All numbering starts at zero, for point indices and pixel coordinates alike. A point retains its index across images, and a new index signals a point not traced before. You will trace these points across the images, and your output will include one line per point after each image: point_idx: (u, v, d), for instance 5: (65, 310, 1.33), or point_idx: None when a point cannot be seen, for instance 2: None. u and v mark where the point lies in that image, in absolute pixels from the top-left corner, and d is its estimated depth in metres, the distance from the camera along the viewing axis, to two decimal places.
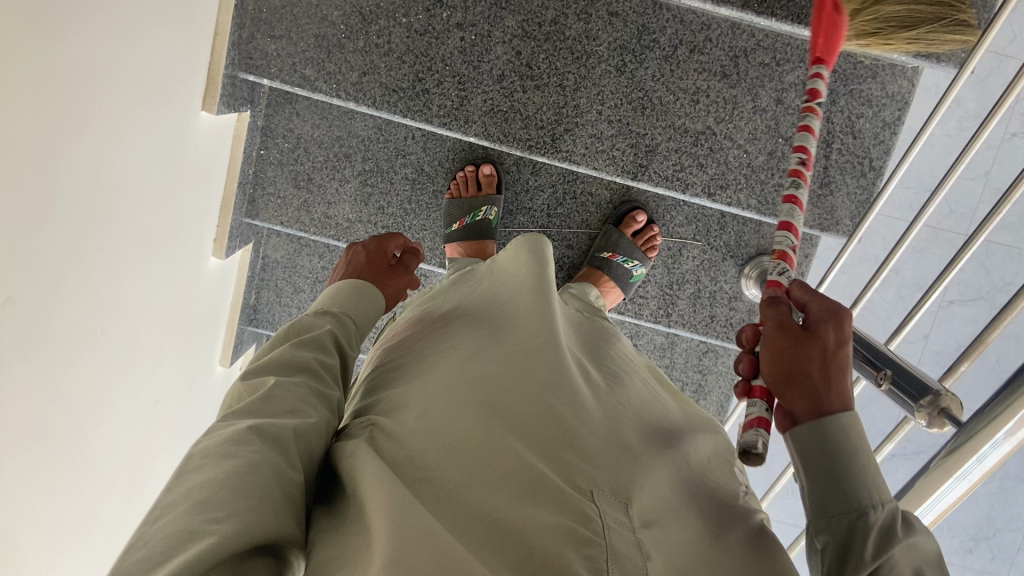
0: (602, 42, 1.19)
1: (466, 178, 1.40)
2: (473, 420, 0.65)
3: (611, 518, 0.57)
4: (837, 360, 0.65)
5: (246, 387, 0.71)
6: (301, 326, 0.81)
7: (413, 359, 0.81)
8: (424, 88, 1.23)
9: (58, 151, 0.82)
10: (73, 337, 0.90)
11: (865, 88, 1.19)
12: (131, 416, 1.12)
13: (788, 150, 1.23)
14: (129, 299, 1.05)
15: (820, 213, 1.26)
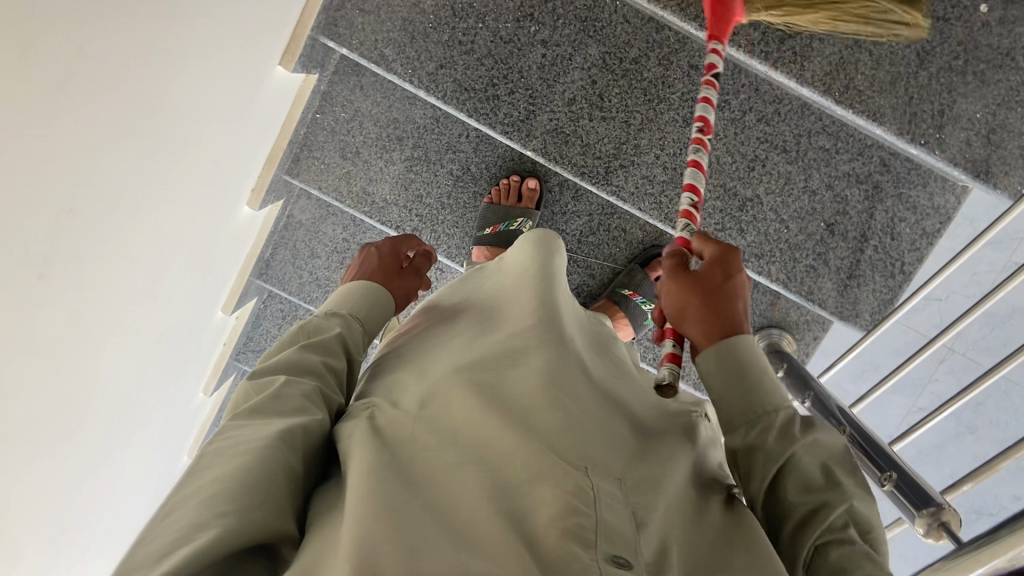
0: (676, 90, 1.21)
1: (509, 187, 1.42)
2: (469, 402, 0.63)
3: (604, 492, 0.56)
4: (738, 286, 0.75)
5: (254, 387, 0.71)
6: (309, 328, 0.80)
7: (428, 345, 0.79)
8: (495, 94, 1.24)
9: (141, 80, 0.83)
10: (108, 261, 0.91)
11: (913, 194, 1.22)
12: (131, 343, 1.12)
13: (828, 236, 1.26)
14: (162, 232, 1.05)
15: (843, 302, 1.29)
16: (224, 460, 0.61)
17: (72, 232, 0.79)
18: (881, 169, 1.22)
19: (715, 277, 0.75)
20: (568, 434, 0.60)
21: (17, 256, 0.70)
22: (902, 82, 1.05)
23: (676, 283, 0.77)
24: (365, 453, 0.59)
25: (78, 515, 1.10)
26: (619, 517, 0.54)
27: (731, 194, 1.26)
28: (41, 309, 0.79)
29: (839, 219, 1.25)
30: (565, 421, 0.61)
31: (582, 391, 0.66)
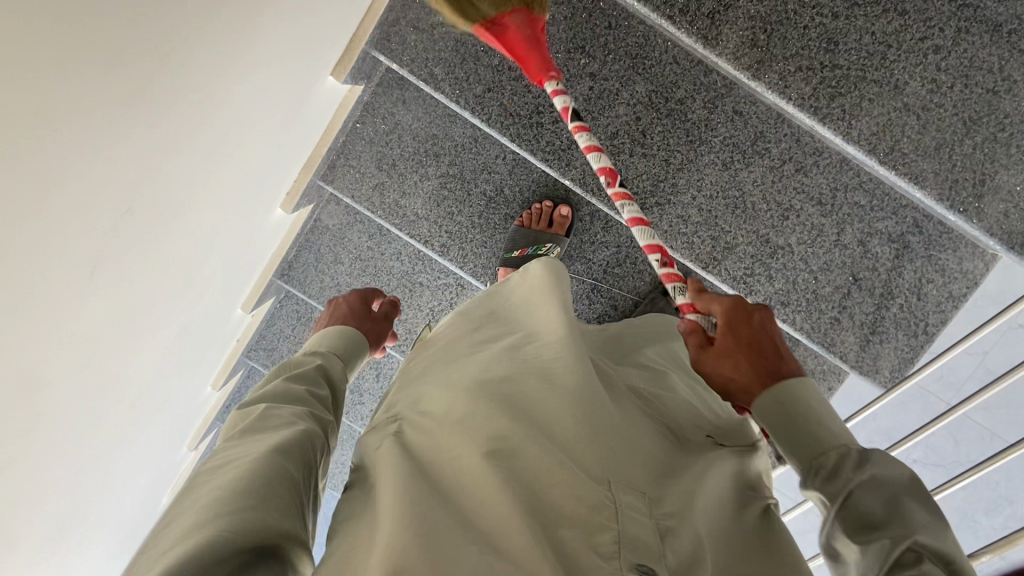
0: (718, 134, 1.22)
1: (541, 212, 1.42)
2: (498, 407, 0.62)
3: (628, 511, 0.56)
4: (761, 328, 0.75)
5: (240, 414, 0.75)
6: (292, 364, 0.87)
7: (453, 350, 0.78)
8: (539, 121, 1.25)
9: (201, 86, 0.84)
10: (148, 260, 0.91)
11: (942, 257, 1.22)
12: (155, 338, 1.13)
13: (857, 291, 1.27)
14: (199, 233, 1.06)
15: (864, 357, 1.30)
16: (225, 461, 0.62)
17: (126, 228, 0.80)
18: (913, 230, 1.22)
19: (732, 333, 0.75)
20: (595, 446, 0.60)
21: (77, 249, 0.71)
22: (947, 148, 1.06)
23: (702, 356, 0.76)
24: (391, 460, 0.59)
25: (85, 504, 1.09)
26: (644, 534, 0.54)
27: (763, 240, 1.27)
28: (88, 302, 0.80)
29: (868, 274, 1.26)
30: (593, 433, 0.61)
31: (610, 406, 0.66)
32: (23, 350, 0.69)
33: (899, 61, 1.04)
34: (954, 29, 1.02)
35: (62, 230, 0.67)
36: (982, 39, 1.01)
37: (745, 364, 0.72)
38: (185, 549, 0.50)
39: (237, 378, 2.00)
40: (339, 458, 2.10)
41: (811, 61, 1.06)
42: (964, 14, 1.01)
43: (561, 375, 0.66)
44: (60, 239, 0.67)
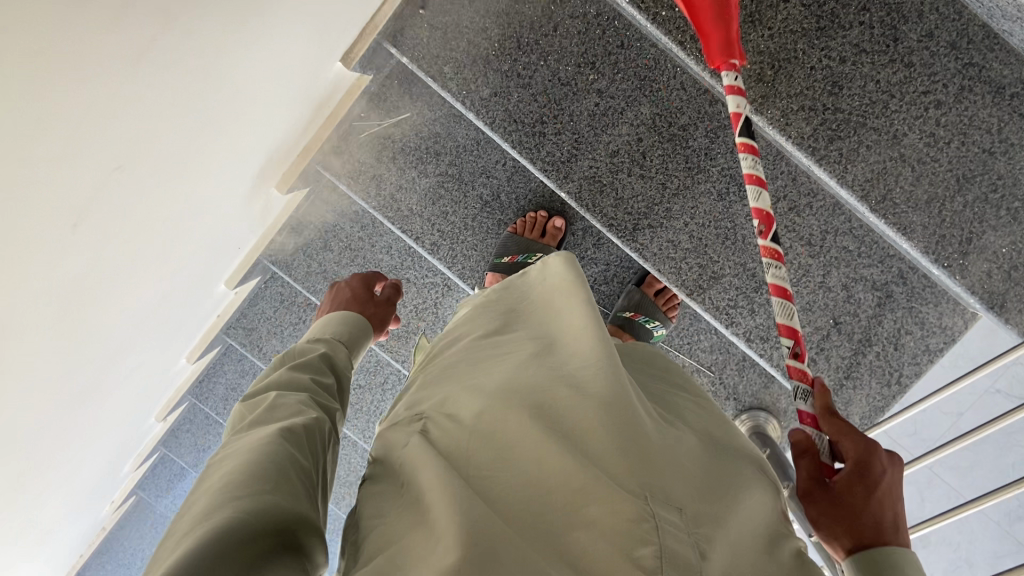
0: (717, 164, 1.23)
1: (535, 221, 1.44)
2: (530, 420, 0.64)
3: (666, 519, 0.57)
4: (883, 500, 0.70)
5: (247, 405, 0.74)
6: (292, 356, 0.87)
7: (482, 349, 0.80)
8: (542, 131, 1.26)
9: (206, 47, 0.85)
10: (134, 216, 0.92)
11: (924, 311, 1.25)
12: (133, 298, 1.13)
13: (835, 333, 1.28)
14: (188, 198, 1.06)
15: (836, 402, 1.32)
16: (229, 452, 0.63)
17: (115, 182, 0.81)
18: (897, 280, 1.24)
19: (852, 494, 0.71)
20: (628, 455, 0.61)
21: (67, 196, 0.72)
22: (937, 203, 1.08)
23: (808, 493, 0.73)
24: (427, 460, 0.61)
25: (42, 459, 1.08)
26: (684, 546, 0.56)
27: (749, 275, 1.27)
28: (69, 253, 0.80)
29: (849, 319, 1.27)
30: (623, 438, 0.62)
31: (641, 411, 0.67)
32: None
33: (900, 112, 1.06)
34: (957, 86, 1.04)
35: (55, 173, 0.68)
36: (983, 100, 1.03)
37: (849, 533, 0.69)
38: (207, 529, 0.50)
39: (212, 354, 1.99)
40: None
41: (814, 102, 1.07)
42: (968, 73, 1.03)
43: (591, 389, 0.67)
44: (52, 182, 0.68)
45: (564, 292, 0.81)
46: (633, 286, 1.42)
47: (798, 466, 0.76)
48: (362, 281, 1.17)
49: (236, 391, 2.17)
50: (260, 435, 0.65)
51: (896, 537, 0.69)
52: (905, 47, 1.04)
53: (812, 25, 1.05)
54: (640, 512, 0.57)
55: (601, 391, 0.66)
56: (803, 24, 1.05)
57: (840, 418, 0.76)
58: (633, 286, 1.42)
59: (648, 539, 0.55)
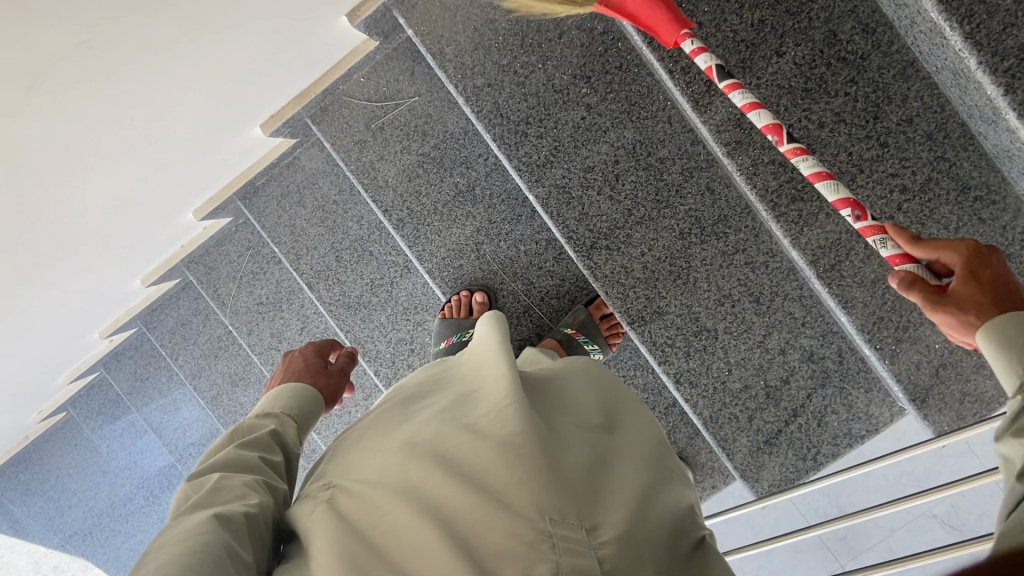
0: (686, 203, 1.25)
1: (459, 302, 1.45)
2: (432, 469, 0.66)
3: (564, 534, 0.60)
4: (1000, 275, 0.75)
5: (192, 486, 0.70)
6: (243, 430, 0.81)
7: (406, 405, 0.82)
8: (525, 130, 1.28)
9: None
10: (101, 101, 0.93)
11: (853, 394, 1.26)
12: (88, 192, 1.13)
13: (764, 395, 1.29)
14: (162, 105, 1.08)
15: (749, 463, 1.31)
16: (162, 542, 0.61)
17: (72, 57, 0.81)
18: (835, 358, 1.26)
19: (976, 282, 0.75)
20: (530, 475, 0.64)
21: (16, 54, 0.73)
22: (883, 284, 1.09)
23: (933, 305, 0.78)
24: (331, 528, 0.64)
25: None
26: (582, 559, 0.58)
27: (693, 318, 1.28)
28: (12, 118, 0.80)
29: (779, 385, 1.28)
30: (516, 464, 0.65)
31: (549, 442, 0.69)
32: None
33: (865, 189, 1.08)
34: (925, 176, 1.05)
35: (9, 23, 0.69)
36: (947, 195, 1.05)
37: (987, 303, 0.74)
38: None
39: (168, 283, 1.99)
40: (240, 398, 2.11)
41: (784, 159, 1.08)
42: (938, 165, 1.05)
43: (493, 433, 0.69)
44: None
45: (489, 360, 0.84)
46: (581, 305, 1.42)
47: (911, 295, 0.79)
48: (315, 351, 1.06)
49: (184, 328, 2.16)
50: (204, 522, 0.63)
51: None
52: (883, 126, 1.06)
53: (800, 84, 1.07)
54: (535, 535, 0.59)
55: (500, 435, 0.68)
56: (791, 81, 1.07)
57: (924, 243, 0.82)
58: (581, 306, 1.43)
59: (545, 557, 0.58)
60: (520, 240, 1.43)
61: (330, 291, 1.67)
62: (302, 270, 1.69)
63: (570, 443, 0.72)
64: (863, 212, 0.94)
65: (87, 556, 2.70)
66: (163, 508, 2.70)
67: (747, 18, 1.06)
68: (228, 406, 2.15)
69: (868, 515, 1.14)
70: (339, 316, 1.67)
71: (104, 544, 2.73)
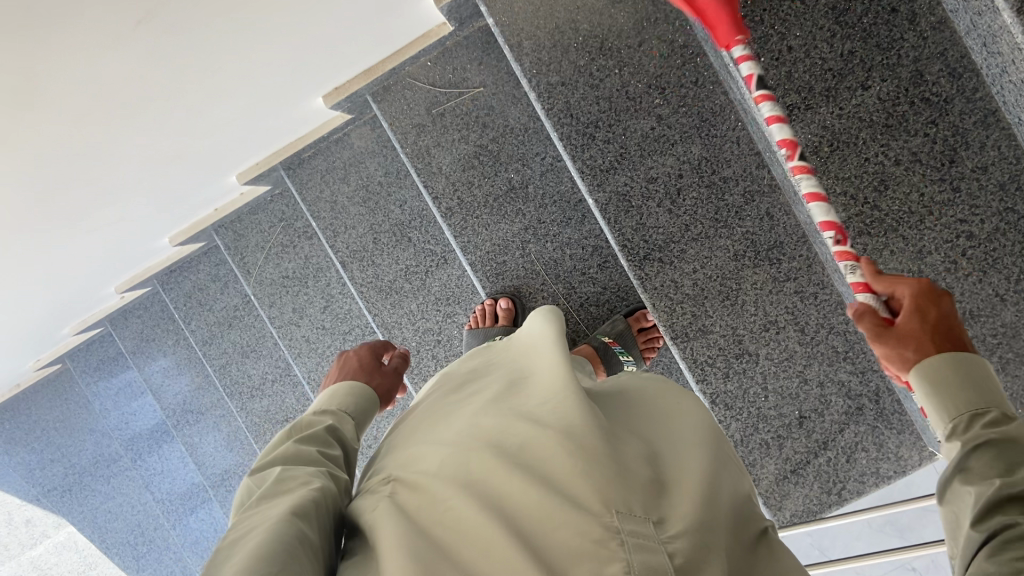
0: (743, 225, 1.25)
1: (485, 311, 1.49)
2: (492, 455, 0.62)
3: (633, 532, 0.55)
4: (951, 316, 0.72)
5: (259, 483, 0.68)
6: (301, 427, 0.79)
7: (459, 395, 0.78)
8: (592, 134, 1.28)
9: None
10: (194, 41, 0.93)
11: (885, 434, 1.26)
12: (152, 136, 1.12)
13: (797, 425, 1.30)
14: (242, 57, 1.07)
15: (773, 491, 1.32)
16: (234, 539, 0.58)
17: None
18: (871, 397, 1.26)
19: (919, 317, 0.72)
20: (594, 467, 0.59)
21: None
22: None
23: (877, 335, 0.73)
24: (387, 511, 0.59)
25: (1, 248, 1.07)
26: (653, 557, 0.54)
27: (735, 340, 1.28)
28: (114, 48, 0.81)
29: (812, 415, 1.29)
30: (579, 457, 0.60)
31: (611, 439, 0.64)
32: (26, 40, 0.70)
33: (931, 231, 1.09)
34: (992, 226, 1.05)
35: None
36: (1012, 247, 1.05)
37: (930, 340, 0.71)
38: None
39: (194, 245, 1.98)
40: (249, 369, 2.09)
41: (856, 192, 1.11)
42: (1007, 217, 1.04)
43: (555, 421, 0.64)
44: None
45: (543, 347, 0.80)
46: (620, 316, 1.41)
47: (858, 325, 0.75)
48: (370, 350, 1.03)
49: (201, 293, 2.15)
50: (274, 516, 0.60)
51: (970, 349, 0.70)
52: (958, 172, 1.06)
53: (881, 120, 1.08)
54: (605, 532, 0.55)
55: (562, 424, 0.64)
56: (873, 116, 1.08)
57: (889, 274, 0.80)
58: (620, 316, 1.42)
59: (615, 556, 0.53)
60: (564, 242, 1.42)
61: (363, 271, 1.66)
62: (337, 248, 1.69)
63: (626, 438, 0.68)
64: (843, 235, 0.93)
65: (56, 511, 2.66)
66: (148, 474, 2.66)
67: (838, 48, 1.07)
68: (235, 376, 2.13)
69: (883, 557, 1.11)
70: (368, 298, 1.66)
71: (82, 502, 2.68)
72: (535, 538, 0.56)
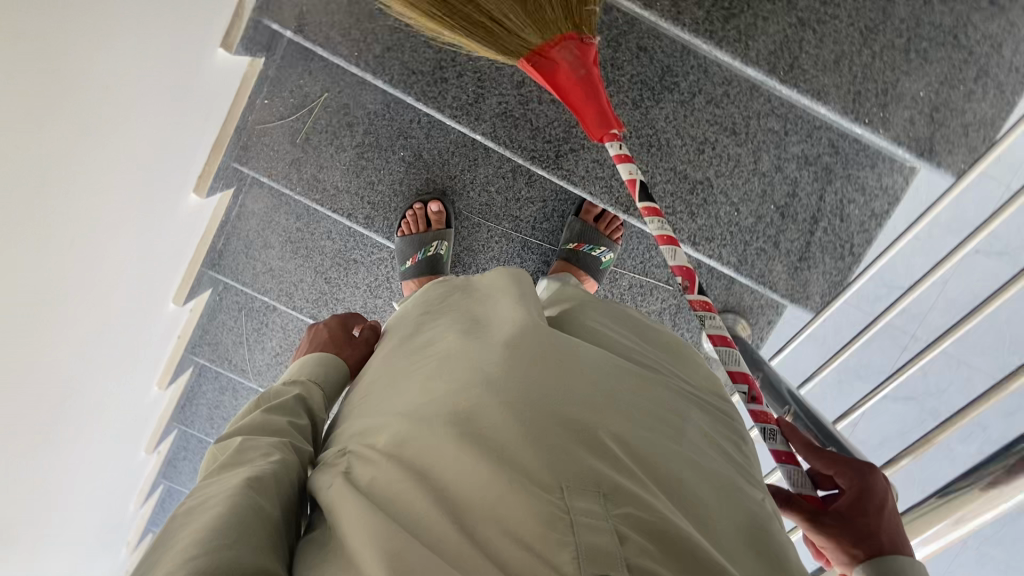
0: (625, 73, 1.22)
1: (415, 216, 1.44)
2: (446, 421, 0.58)
3: (582, 513, 0.52)
4: (889, 513, 0.71)
5: (218, 451, 0.67)
6: (270, 395, 0.77)
7: (413, 350, 0.74)
8: (442, 76, 1.26)
9: (93, 62, 0.81)
10: (61, 248, 0.87)
11: (862, 176, 1.25)
12: (82, 344, 1.07)
13: (778, 218, 1.28)
14: (109, 224, 1.00)
15: (794, 285, 1.32)
16: (191, 517, 0.56)
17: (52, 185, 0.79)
18: (830, 151, 1.25)
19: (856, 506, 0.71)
20: (542, 441, 0.56)
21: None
22: (846, 60, 1.11)
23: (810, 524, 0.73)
24: (344, 495, 0.56)
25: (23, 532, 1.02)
26: (601, 537, 0.50)
27: (681, 177, 1.26)
28: None
29: (789, 201, 1.27)
30: (527, 423, 0.56)
31: (576, 395, 0.61)
32: None
33: None
34: None
35: None
36: None
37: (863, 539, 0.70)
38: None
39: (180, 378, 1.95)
40: None
41: None
42: None
43: (517, 376, 0.61)
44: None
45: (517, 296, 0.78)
46: (572, 217, 1.42)
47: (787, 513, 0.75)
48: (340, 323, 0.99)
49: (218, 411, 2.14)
50: (228, 490, 0.59)
51: (908, 549, 0.70)
52: None
53: None
54: (553, 511, 0.51)
55: (520, 381, 0.61)
56: None
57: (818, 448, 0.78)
58: (573, 217, 1.43)
59: (563, 542, 0.49)
60: (484, 182, 1.44)
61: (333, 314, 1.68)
62: (300, 304, 1.68)
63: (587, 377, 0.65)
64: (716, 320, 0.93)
65: None
66: None
67: None
68: None
69: (914, 290, 1.13)
70: None
71: None
72: (475, 526, 0.52)
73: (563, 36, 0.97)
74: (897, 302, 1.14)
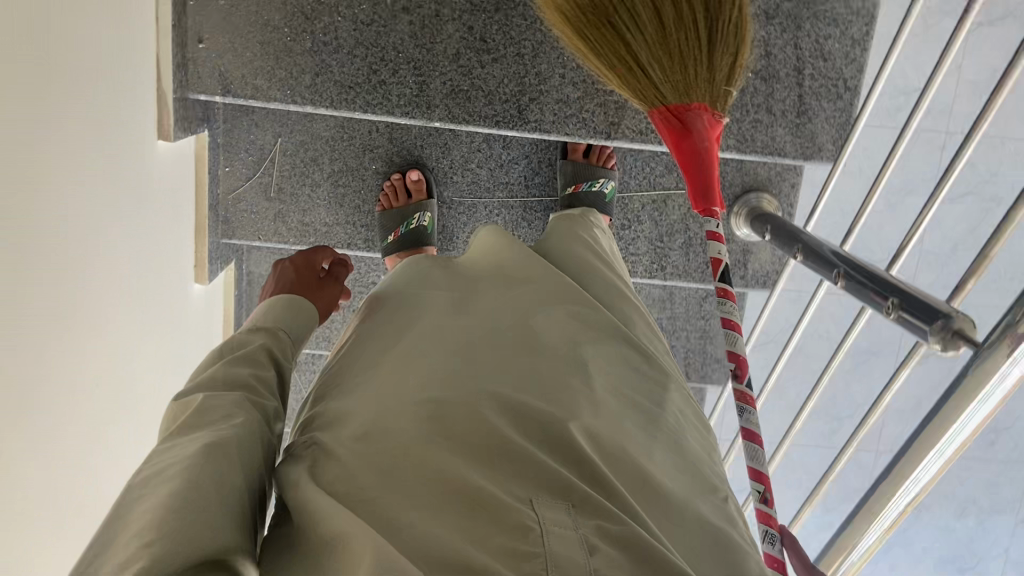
0: None
1: (394, 187, 1.39)
2: (420, 420, 0.64)
3: (551, 522, 0.56)
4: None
5: (179, 409, 0.68)
6: (235, 343, 0.78)
7: (376, 341, 0.78)
8: (380, 80, 1.26)
9: (37, 203, 0.80)
10: (68, 392, 0.86)
11: (828, 9, 1.19)
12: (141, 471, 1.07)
13: (760, 83, 1.22)
14: (114, 350, 1.00)
15: (803, 143, 1.25)
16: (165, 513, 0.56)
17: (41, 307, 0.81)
18: None
19: None
20: (509, 465, 0.61)
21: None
22: None
23: None
24: (310, 494, 0.59)
25: None
26: (570, 546, 0.54)
27: None
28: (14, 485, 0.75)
29: (766, 63, 1.21)
30: (497, 446, 0.62)
31: (555, 400, 0.68)
32: None
33: None
34: None
35: None
36: None
37: None
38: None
39: None
40: None
41: None
42: None
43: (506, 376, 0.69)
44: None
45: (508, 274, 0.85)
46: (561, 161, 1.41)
47: None
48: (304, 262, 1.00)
49: None
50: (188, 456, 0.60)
51: None
52: None
53: None
54: (523, 524, 0.55)
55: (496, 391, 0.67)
56: None
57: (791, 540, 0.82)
58: (562, 161, 1.41)
59: (534, 551, 0.53)
60: (464, 162, 1.41)
61: None
62: None
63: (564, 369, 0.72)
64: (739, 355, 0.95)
65: None
66: None
67: None
68: None
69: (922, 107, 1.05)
70: None
71: None
72: (444, 530, 0.55)
73: (694, 105, 1.01)
74: (911, 122, 1.06)
